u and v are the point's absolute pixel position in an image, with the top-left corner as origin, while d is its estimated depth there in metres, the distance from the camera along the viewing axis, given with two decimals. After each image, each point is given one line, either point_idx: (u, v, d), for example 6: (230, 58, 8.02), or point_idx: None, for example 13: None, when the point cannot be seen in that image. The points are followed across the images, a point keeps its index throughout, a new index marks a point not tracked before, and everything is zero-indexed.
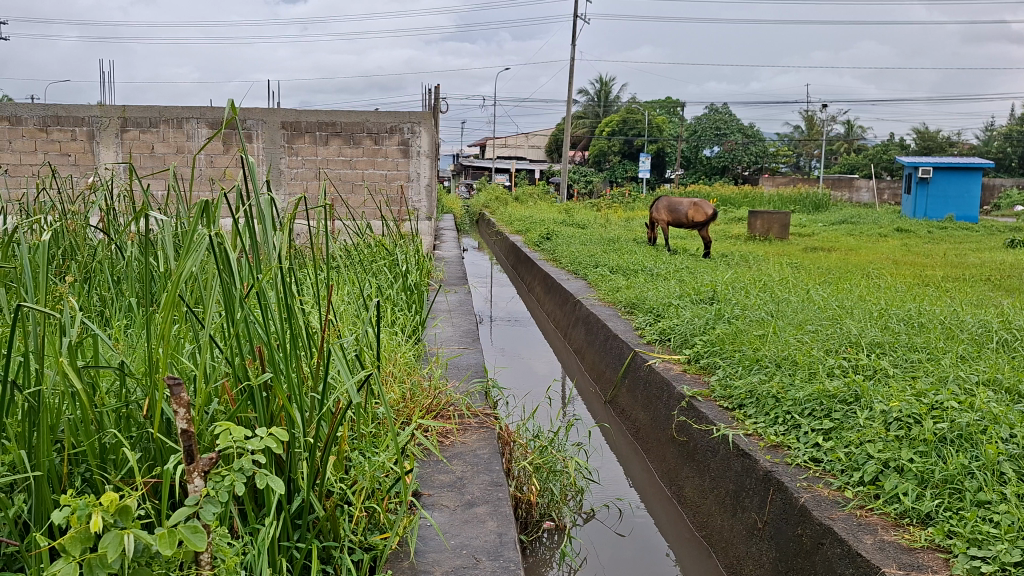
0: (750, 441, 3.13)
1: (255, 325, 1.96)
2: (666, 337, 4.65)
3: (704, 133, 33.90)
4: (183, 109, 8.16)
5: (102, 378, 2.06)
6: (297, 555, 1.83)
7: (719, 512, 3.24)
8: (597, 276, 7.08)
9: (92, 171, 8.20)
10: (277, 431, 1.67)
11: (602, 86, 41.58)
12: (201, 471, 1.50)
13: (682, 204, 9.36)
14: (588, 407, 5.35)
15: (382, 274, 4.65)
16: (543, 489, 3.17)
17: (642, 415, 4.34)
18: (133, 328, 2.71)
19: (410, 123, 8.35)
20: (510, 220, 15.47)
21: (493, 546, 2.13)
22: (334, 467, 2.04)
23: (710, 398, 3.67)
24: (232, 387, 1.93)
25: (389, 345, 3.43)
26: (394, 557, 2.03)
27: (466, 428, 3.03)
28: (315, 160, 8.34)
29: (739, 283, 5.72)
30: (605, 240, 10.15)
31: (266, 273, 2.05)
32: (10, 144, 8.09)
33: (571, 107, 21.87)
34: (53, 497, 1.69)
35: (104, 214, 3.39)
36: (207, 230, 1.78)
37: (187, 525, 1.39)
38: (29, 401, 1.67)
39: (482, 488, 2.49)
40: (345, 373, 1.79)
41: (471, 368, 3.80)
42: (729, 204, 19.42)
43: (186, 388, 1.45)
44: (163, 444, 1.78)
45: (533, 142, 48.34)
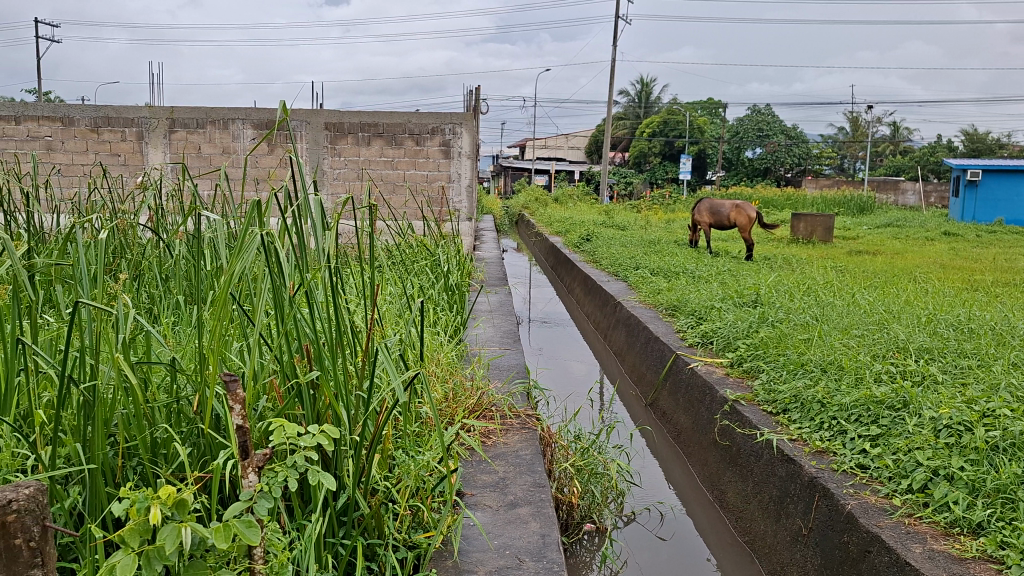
0: (795, 446, 3.09)
1: (303, 325, 1.98)
2: (709, 340, 4.61)
3: (746, 134, 33.58)
4: (229, 110, 8.28)
5: (155, 374, 2.10)
6: (342, 552, 1.84)
7: (763, 517, 3.21)
8: (638, 278, 7.05)
9: (141, 170, 8.36)
10: (329, 428, 1.70)
11: (643, 86, 41.36)
12: (255, 466, 1.55)
13: (724, 206, 9.29)
14: (628, 409, 5.33)
15: (424, 273, 4.68)
16: (584, 491, 3.15)
17: (684, 419, 4.31)
18: (182, 326, 2.75)
19: (452, 124, 8.39)
20: (550, 220, 15.48)
21: (536, 547, 2.13)
22: (379, 466, 2.05)
23: (753, 402, 3.63)
24: (280, 385, 1.96)
25: (432, 345, 3.45)
26: (438, 556, 2.04)
27: (509, 428, 3.04)
28: (358, 160, 8.42)
29: (783, 286, 5.66)
30: (646, 241, 10.10)
31: (316, 272, 2.07)
32: (63, 144, 8.28)
33: (611, 107, 21.78)
34: (107, 491, 1.73)
35: (154, 213, 3.45)
36: (258, 230, 1.80)
37: (241, 520, 1.41)
38: (85, 396, 1.72)
39: (524, 489, 2.49)
40: (391, 371, 1.80)
41: (513, 369, 3.82)
42: (771, 206, 19.16)
43: (241, 384, 1.50)
44: (213, 439, 1.81)
45: (573, 144, 48.38)
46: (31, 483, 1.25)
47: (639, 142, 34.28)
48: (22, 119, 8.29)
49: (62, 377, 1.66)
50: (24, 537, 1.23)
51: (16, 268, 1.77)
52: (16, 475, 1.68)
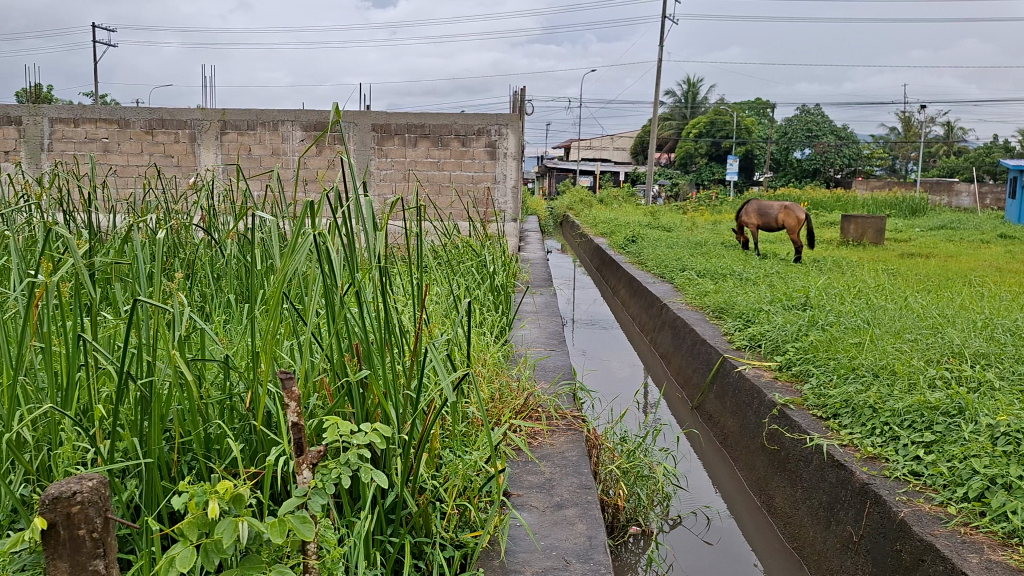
0: (846, 453, 3.04)
1: (354, 324, 2.00)
2: (757, 343, 4.56)
3: (795, 134, 33.12)
4: (279, 112, 8.39)
5: (209, 371, 2.15)
6: (390, 549, 1.86)
7: (813, 523, 3.15)
8: (685, 280, 6.99)
9: (193, 171, 8.52)
10: (382, 426, 1.72)
11: (690, 86, 41.04)
12: (310, 462, 1.56)
13: (772, 207, 9.15)
14: (674, 412, 5.29)
15: (470, 274, 4.70)
16: (630, 493, 3.12)
17: (731, 422, 4.27)
18: (234, 325, 2.80)
19: (498, 125, 8.43)
20: (595, 222, 15.44)
21: (583, 548, 2.13)
22: (426, 465, 2.06)
23: (803, 407, 3.58)
24: (330, 383, 1.98)
25: (478, 345, 3.47)
26: (485, 556, 2.05)
27: (555, 429, 3.04)
28: (404, 161, 8.49)
29: (833, 289, 5.57)
30: (693, 243, 10.02)
31: (366, 272, 2.09)
32: (119, 146, 8.50)
33: (658, 108, 21.65)
34: (163, 484, 1.77)
35: (206, 213, 3.53)
36: (311, 230, 1.83)
37: (295, 515, 1.42)
38: (142, 391, 1.76)
39: (571, 490, 2.49)
40: (440, 369, 1.81)
41: (559, 370, 3.82)
42: (820, 208, 18.83)
43: (297, 382, 1.53)
44: (265, 437, 1.84)
45: (619, 145, 48.23)
46: (94, 476, 1.28)
47: (685, 142, 34.01)
48: (80, 122, 8.52)
49: (121, 373, 1.70)
50: (87, 528, 1.26)
51: (77, 265, 1.82)
52: (77, 469, 1.73)
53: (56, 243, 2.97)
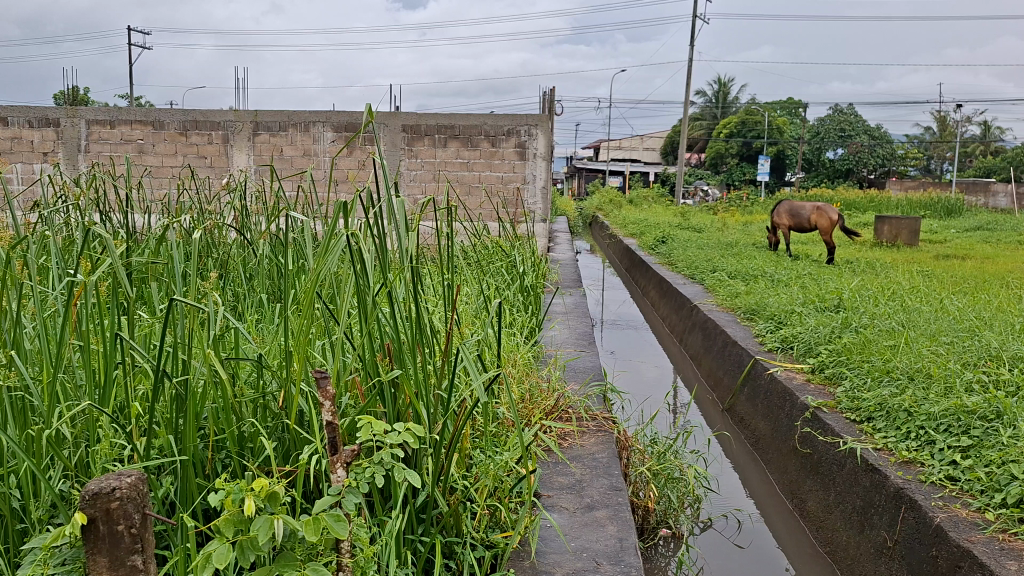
0: (880, 456, 3.01)
1: (385, 324, 2.01)
2: (789, 345, 4.51)
3: (827, 134, 32.76)
4: (310, 113, 8.46)
5: (242, 369, 2.17)
6: (421, 548, 1.87)
7: (846, 528, 3.12)
8: (716, 281, 6.94)
9: (226, 172, 8.62)
10: (414, 426, 1.73)
11: (721, 87, 40.76)
12: (343, 462, 1.58)
13: (804, 208, 9.05)
14: (705, 414, 5.26)
15: (500, 275, 4.71)
16: (660, 495, 3.10)
17: (762, 425, 4.23)
18: (266, 324, 2.83)
19: (527, 125, 8.42)
20: (625, 222, 15.40)
21: (614, 550, 2.12)
22: (457, 465, 2.07)
23: (835, 410, 3.54)
24: (362, 382, 1.99)
25: (509, 346, 3.47)
26: (515, 556, 2.05)
27: (585, 431, 3.03)
28: (434, 162, 8.52)
29: (867, 291, 5.50)
30: (723, 244, 9.95)
31: (398, 272, 2.10)
32: (154, 147, 8.62)
33: (688, 108, 21.53)
34: (197, 482, 1.79)
35: (239, 214, 3.56)
36: (344, 231, 1.84)
37: (330, 514, 1.43)
38: (177, 389, 1.79)
39: (602, 492, 2.48)
40: (473, 370, 1.81)
41: (589, 371, 3.81)
42: (853, 209, 18.60)
43: (331, 382, 1.54)
44: (298, 436, 1.86)
45: (648, 146, 48.03)
46: (132, 473, 1.30)
47: (716, 143, 33.80)
48: (116, 124, 8.65)
49: (158, 371, 1.72)
50: (126, 524, 1.28)
51: (114, 265, 1.84)
52: (114, 465, 1.75)
53: (93, 243, 3.02)
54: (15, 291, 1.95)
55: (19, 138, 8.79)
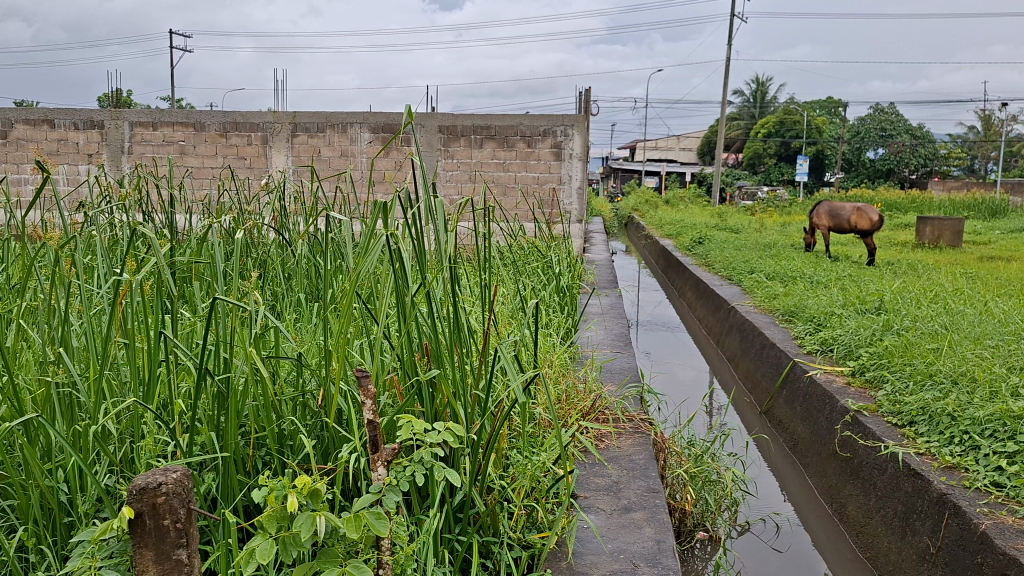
0: (923, 461, 2.96)
1: (424, 325, 2.02)
2: (829, 348, 4.46)
3: (868, 134, 32.40)
4: (348, 114, 8.53)
5: (282, 367, 2.20)
6: (458, 547, 1.88)
7: (887, 534, 3.07)
8: (753, 283, 6.88)
9: (265, 173, 8.74)
10: (454, 426, 1.73)
11: (758, 86, 40.38)
12: (384, 459, 1.59)
13: (844, 209, 8.92)
14: (742, 416, 5.21)
15: (536, 275, 4.71)
16: (697, 498, 3.07)
17: (801, 428, 4.18)
18: (304, 322, 2.86)
19: (563, 125, 8.41)
20: (660, 223, 15.34)
21: (651, 552, 2.12)
22: (494, 465, 2.08)
23: (877, 413, 3.49)
24: (400, 382, 2.01)
25: (545, 346, 3.47)
26: (552, 557, 2.05)
27: (622, 432, 3.02)
28: (470, 162, 8.56)
29: (909, 292, 5.42)
30: (761, 245, 9.85)
31: (437, 272, 2.11)
32: (195, 148, 8.76)
33: (725, 108, 21.36)
34: (239, 478, 1.82)
35: (278, 214, 3.61)
36: (384, 231, 1.85)
37: (371, 512, 1.44)
38: (219, 387, 1.81)
39: (639, 493, 2.47)
40: (510, 370, 1.81)
41: (626, 372, 3.79)
42: (894, 209, 18.32)
43: (372, 380, 1.56)
44: (336, 433, 1.88)
45: (685, 146, 47.74)
46: (178, 468, 1.33)
47: (754, 142, 33.49)
48: (158, 125, 8.80)
49: (201, 369, 1.76)
50: (171, 518, 1.31)
51: (159, 264, 1.88)
52: (158, 461, 1.78)
53: (138, 242, 3.08)
54: (64, 289, 1.99)
55: (65, 140, 8.97)
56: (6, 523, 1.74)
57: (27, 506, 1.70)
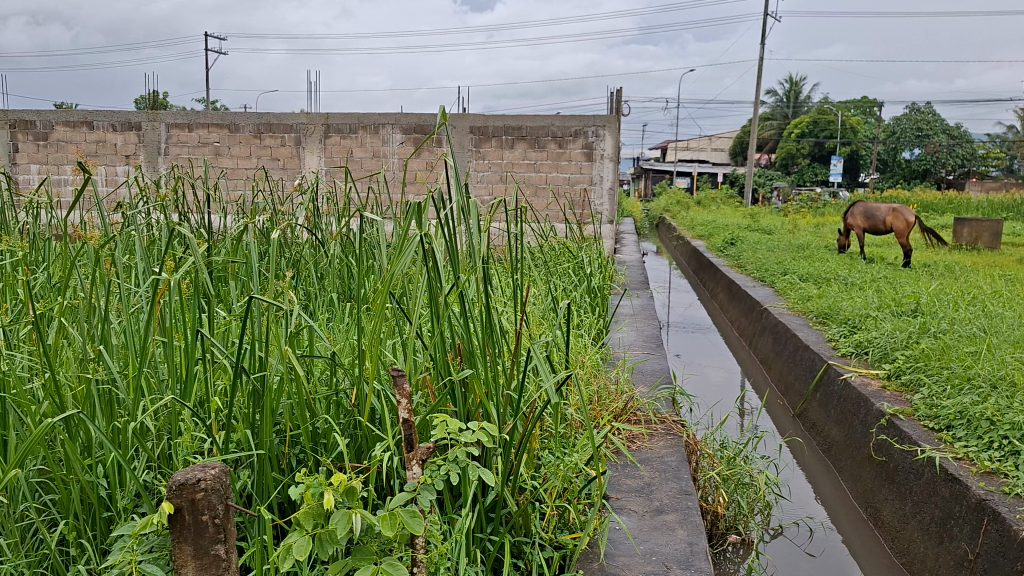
0: (961, 466, 2.92)
1: (457, 324, 2.03)
2: (864, 351, 4.40)
3: (904, 135, 32.23)
4: (380, 115, 8.59)
5: (315, 366, 2.21)
6: (490, 546, 1.88)
7: (924, 540, 3.03)
8: (787, 284, 6.82)
9: (298, 174, 8.82)
10: (489, 425, 1.74)
11: (792, 86, 40.02)
12: (419, 458, 1.59)
13: (879, 210, 8.80)
14: (775, 419, 5.16)
15: (567, 276, 4.71)
16: (729, 501, 3.05)
17: (835, 432, 4.13)
18: (336, 321, 2.89)
19: (595, 126, 8.40)
20: (691, 224, 15.26)
21: (684, 555, 2.11)
22: (526, 465, 2.08)
23: (913, 417, 3.44)
24: (433, 381, 2.02)
25: (577, 347, 3.47)
26: (584, 558, 2.05)
27: (654, 434, 3.01)
28: (501, 163, 8.58)
29: (946, 295, 5.33)
30: (795, 246, 9.76)
31: (470, 271, 2.12)
32: (229, 149, 8.87)
33: (758, 108, 21.19)
34: (274, 476, 1.84)
35: (311, 215, 3.64)
36: (418, 232, 1.87)
37: (406, 510, 1.45)
38: (255, 385, 1.84)
39: (671, 495, 2.46)
40: (543, 370, 1.81)
41: (658, 374, 3.77)
42: (931, 210, 18.04)
43: (407, 379, 1.57)
44: (369, 432, 1.90)
45: (717, 146, 47.44)
46: (216, 465, 1.34)
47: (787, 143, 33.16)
48: (194, 127, 8.92)
49: (237, 367, 1.78)
50: (210, 514, 1.32)
51: (198, 264, 1.91)
52: (195, 457, 1.81)
53: (176, 241, 3.13)
54: (104, 288, 2.03)
55: (104, 142, 9.12)
56: (48, 517, 1.77)
57: (68, 500, 1.74)
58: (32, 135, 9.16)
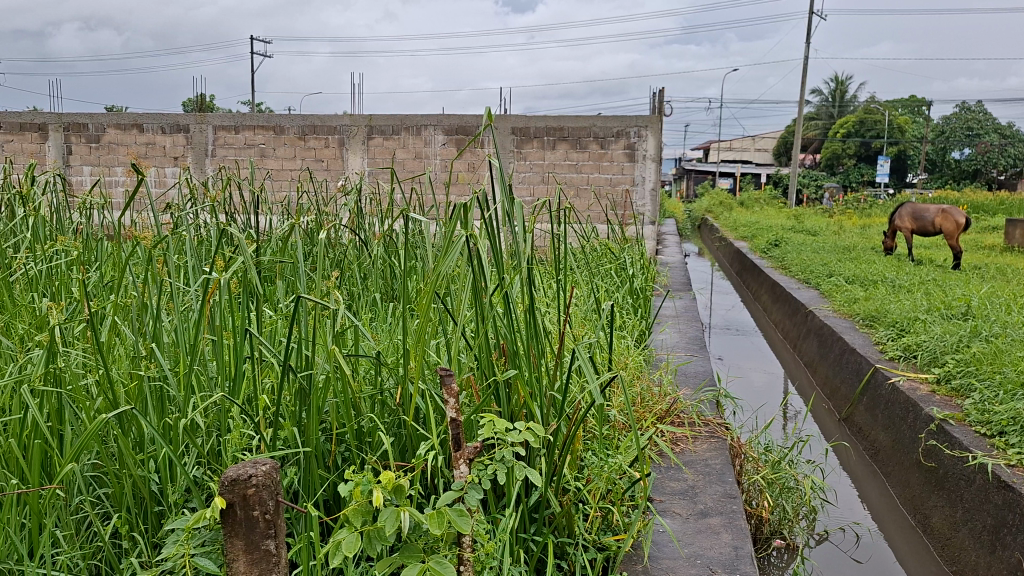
0: (1014, 474, 2.85)
1: (502, 325, 2.04)
2: (913, 355, 4.32)
3: (954, 134, 31.90)
4: (422, 117, 8.64)
5: (361, 365, 2.24)
6: (533, 547, 1.89)
7: (975, 548, 2.97)
8: (832, 287, 6.71)
9: (341, 175, 8.91)
10: (535, 424, 1.74)
11: (838, 85, 39.44)
12: (467, 457, 1.60)
13: (928, 211, 8.62)
14: (821, 424, 5.09)
15: (610, 277, 4.69)
16: (775, 505, 3.00)
17: (883, 437, 4.07)
18: (379, 322, 2.92)
19: (637, 127, 8.36)
20: (734, 225, 15.12)
21: (729, 559, 2.09)
22: (570, 466, 2.08)
23: (964, 423, 3.37)
24: (478, 382, 2.03)
25: (619, 348, 3.46)
26: (628, 560, 2.04)
27: (698, 437, 2.99)
28: (543, 164, 8.59)
29: (998, 298, 5.19)
30: (840, 247, 9.61)
31: (515, 271, 2.12)
32: (275, 151, 9.01)
33: (803, 107, 20.90)
34: (320, 473, 1.86)
35: (355, 216, 3.67)
36: (463, 233, 1.87)
37: (454, 509, 1.46)
38: (302, 382, 1.86)
39: (715, 498, 2.44)
40: (588, 370, 1.80)
41: (701, 376, 3.74)
42: (983, 212, 17.62)
43: (455, 379, 1.59)
44: (414, 431, 1.91)
45: (760, 146, 46.93)
46: (267, 461, 1.36)
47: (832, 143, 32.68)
48: (240, 129, 9.06)
49: (285, 365, 1.81)
50: (261, 510, 1.35)
51: (246, 264, 1.94)
52: (244, 454, 1.84)
53: (224, 241, 3.19)
54: (156, 287, 2.07)
55: (153, 143, 9.30)
56: (101, 510, 1.82)
57: (121, 494, 1.78)
58: (84, 138, 9.37)
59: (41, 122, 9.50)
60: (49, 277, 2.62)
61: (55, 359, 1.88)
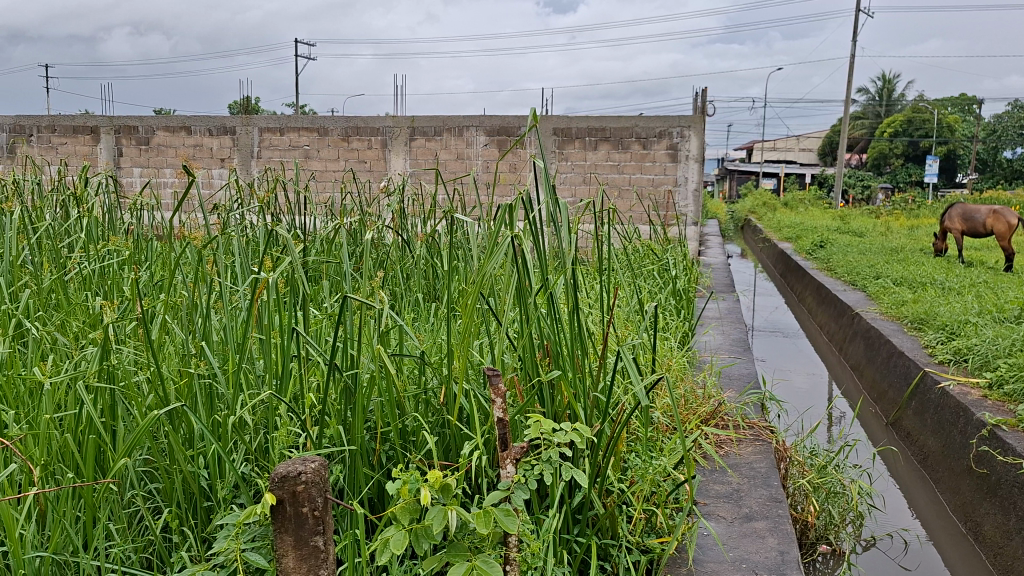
0: None
1: (545, 325, 2.03)
2: (963, 358, 4.23)
3: (1006, 133, 31.12)
4: (464, 118, 8.67)
5: (406, 365, 2.25)
6: (577, 548, 1.89)
7: None
8: (879, 288, 6.60)
9: (384, 176, 8.99)
10: (581, 425, 1.74)
11: (886, 83, 38.72)
12: (513, 458, 1.60)
13: (979, 212, 8.42)
14: (868, 428, 5.01)
15: (652, 278, 4.66)
16: (820, 510, 2.97)
17: (932, 441, 3.99)
18: (422, 320, 2.95)
19: (680, 127, 8.31)
20: (779, 225, 14.90)
21: (774, 563, 2.06)
22: (613, 467, 2.07)
23: (1017, 428, 3.28)
24: (522, 383, 2.03)
25: (662, 349, 3.44)
26: (672, 563, 2.03)
27: (743, 440, 2.96)
28: (585, 164, 8.58)
29: None
30: (888, 248, 9.43)
31: (559, 273, 2.12)
32: (319, 152, 9.12)
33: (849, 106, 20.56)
34: (366, 471, 1.88)
35: (398, 217, 3.70)
36: (509, 233, 1.87)
37: (500, 508, 1.47)
38: (347, 381, 1.88)
39: (761, 502, 2.42)
40: (633, 371, 1.80)
41: (745, 378, 3.69)
42: None
43: (502, 378, 1.59)
44: (458, 431, 1.92)
45: (805, 146, 46.28)
46: (316, 458, 1.38)
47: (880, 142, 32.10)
48: (285, 130, 9.19)
49: (330, 364, 1.83)
50: (309, 506, 1.36)
51: (294, 263, 1.96)
52: (291, 451, 1.86)
53: (271, 241, 3.24)
54: (206, 286, 2.10)
55: (201, 145, 9.47)
56: (152, 505, 1.85)
57: (172, 489, 1.81)
58: (134, 140, 9.58)
59: (93, 125, 9.72)
60: (102, 276, 2.68)
61: (109, 357, 1.92)
